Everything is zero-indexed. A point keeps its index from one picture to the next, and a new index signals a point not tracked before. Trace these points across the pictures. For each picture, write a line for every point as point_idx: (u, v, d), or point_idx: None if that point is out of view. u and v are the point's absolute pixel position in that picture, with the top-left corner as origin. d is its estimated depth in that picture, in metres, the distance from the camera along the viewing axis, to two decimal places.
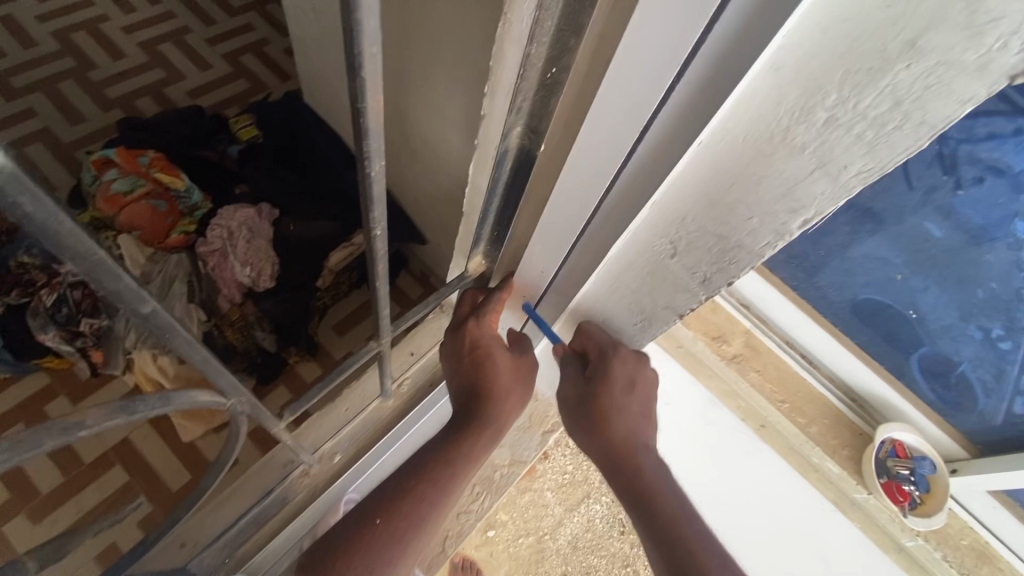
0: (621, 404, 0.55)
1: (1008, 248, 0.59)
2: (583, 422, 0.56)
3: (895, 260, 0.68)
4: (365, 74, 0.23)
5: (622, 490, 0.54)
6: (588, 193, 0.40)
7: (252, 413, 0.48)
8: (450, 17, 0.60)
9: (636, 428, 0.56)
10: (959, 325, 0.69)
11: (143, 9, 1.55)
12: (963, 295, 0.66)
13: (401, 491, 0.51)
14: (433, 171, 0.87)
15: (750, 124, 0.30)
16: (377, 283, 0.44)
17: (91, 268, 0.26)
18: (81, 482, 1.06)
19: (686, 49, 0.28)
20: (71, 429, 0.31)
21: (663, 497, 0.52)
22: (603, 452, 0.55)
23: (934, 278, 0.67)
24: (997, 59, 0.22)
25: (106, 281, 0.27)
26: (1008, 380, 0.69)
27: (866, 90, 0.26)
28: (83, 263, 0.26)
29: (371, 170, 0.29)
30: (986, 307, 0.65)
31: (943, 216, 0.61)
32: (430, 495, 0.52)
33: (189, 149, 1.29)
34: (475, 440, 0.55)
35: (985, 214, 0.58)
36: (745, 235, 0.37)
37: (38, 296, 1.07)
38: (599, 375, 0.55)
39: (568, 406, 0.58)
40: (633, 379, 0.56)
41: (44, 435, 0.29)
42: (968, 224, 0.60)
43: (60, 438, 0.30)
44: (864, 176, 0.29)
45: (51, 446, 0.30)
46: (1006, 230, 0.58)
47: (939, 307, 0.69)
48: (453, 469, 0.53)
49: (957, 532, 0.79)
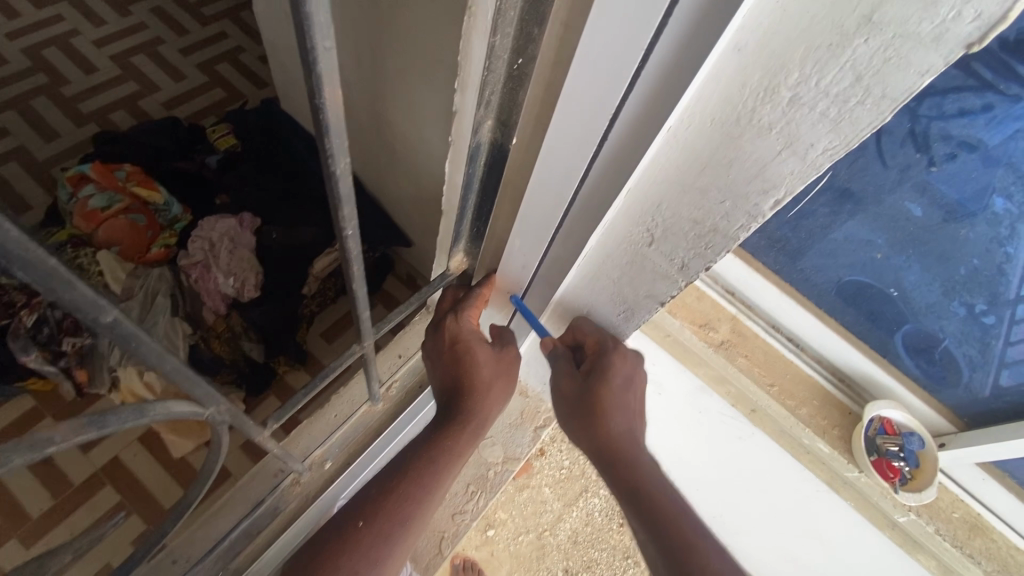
0: (617, 395, 0.55)
1: (986, 224, 0.60)
2: (580, 416, 0.56)
3: (876, 240, 0.68)
4: (322, 70, 0.23)
5: (616, 483, 0.53)
6: (563, 184, 0.40)
7: (234, 421, 0.47)
8: (420, 15, 0.59)
9: (630, 420, 0.56)
10: (944, 302, 0.70)
11: (113, 21, 1.53)
12: (947, 273, 0.67)
13: (386, 490, 0.51)
14: (413, 172, 0.87)
15: (717, 107, 0.30)
16: (355, 285, 0.44)
17: (46, 280, 0.25)
18: (71, 504, 1.05)
19: (649, 34, 0.28)
20: (41, 445, 0.30)
21: (656, 489, 0.51)
22: (597, 444, 0.55)
23: (914, 256, 0.67)
24: (952, 28, 0.22)
25: (65, 291, 0.27)
26: (993, 353, 0.70)
27: (828, 67, 0.26)
28: (36, 273, 0.25)
29: (337, 168, 0.29)
30: (968, 282, 0.66)
31: (921, 193, 0.61)
32: (416, 492, 0.51)
33: (169, 162, 1.28)
34: (459, 434, 0.55)
35: (960, 188, 0.59)
36: (719, 219, 0.37)
37: (17, 318, 1.05)
38: (598, 368, 0.55)
39: (563, 400, 0.57)
40: (629, 371, 0.56)
41: (13, 453, 0.29)
42: (946, 201, 0.61)
43: (30, 454, 0.29)
44: (831, 153, 0.29)
45: (20, 462, 0.29)
46: (982, 203, 0.59)
47: (923, 285, 0.69)
48: (437, 465, 0.53)
49: (949, 505, 0.80)
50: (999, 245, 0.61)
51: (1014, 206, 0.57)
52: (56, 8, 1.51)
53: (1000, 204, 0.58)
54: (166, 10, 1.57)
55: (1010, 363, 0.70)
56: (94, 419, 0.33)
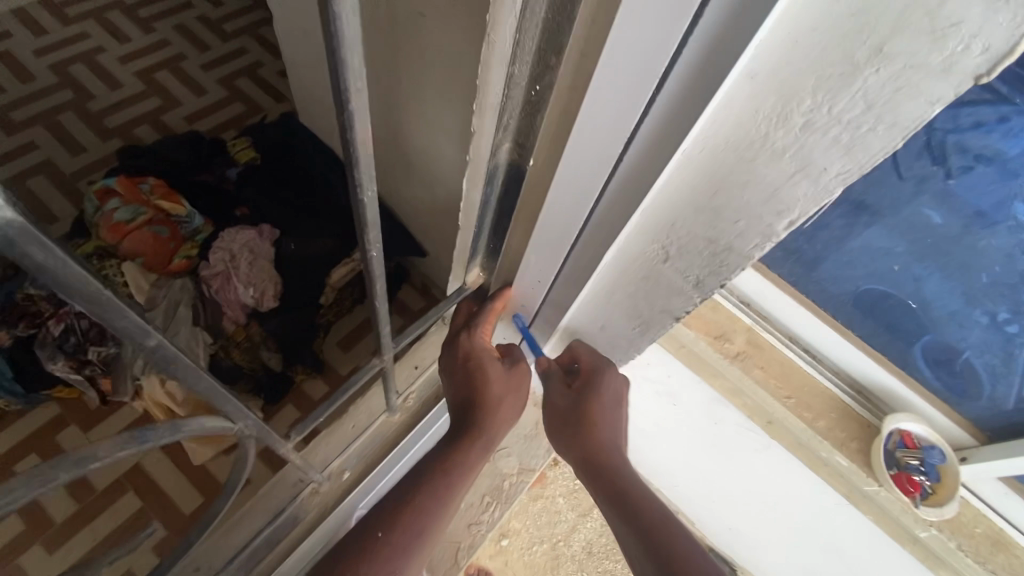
0: (607, 409, 0.58)
1: (1009, 232, 0.58)
2: (570, 427, 0.58)
3: (896, 249, 0.68)
4: (354, 111, 0.24)
5: (602, 488, 0.54)
6: (578, 204, 0.41)
7: (260, 436, 0.49)
8: (437, 34, 0.61)
9: (616, 434, 0.58)
10: (964, 311, 0.68)
11: (138, 38, 1.58)
12: (968, 282, 0.65)
13: (402, 504, 0.51)
14: (428, 184, 0.89)
15: (731, 133, 0.31)
16: (377, 302, 0.45)
17: (99, 309, 0.27)
18: (95, 510, 1.07)
19: (664, 63, 0.29)
20: (83, 461, 0.32)
21: (641, 496, 0.52)
22: (582, 456, 0.56)
23: (933, 266, 0.67)
24: (962, 60, 0.23)
25: (114, 319, 0.28)
26: (1016, 363, 0.69)
27: (839, 95, 0.26)
28: (91, 304, 0.27)
29: (364, 197, 0.30)
30: (990, 291, 0.65)
31: (940, 202, 0.61)
32: (430, 504, 0.52)
33: (190, 175, 1.31)
34: (470, 448, 0.55)
35: (979, 198, 0.58)
36: (733, 239, 0.37)
37: (46, 327, 1.11)
38: (588, 386, 0.58)
39: (553, 415, 0.60)
40: (618, 389, 0.59)
41: (60, 470, 0.30)
42: (966, 210, 0.60)
43: (75, 470, 0.31)
44: (844, 178, 0.30)
45: (66, 477, 0.31)
46: (1005, 213, 0.57)
47: (942, 292, 0.69)
48: (449, 479, 0.54)
49: (971, 521, 0.77)
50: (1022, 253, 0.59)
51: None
52: (84, 27, 1.57)
53: (1022, 209, 0.56)
54: (189, 27, 1.62)
55: None
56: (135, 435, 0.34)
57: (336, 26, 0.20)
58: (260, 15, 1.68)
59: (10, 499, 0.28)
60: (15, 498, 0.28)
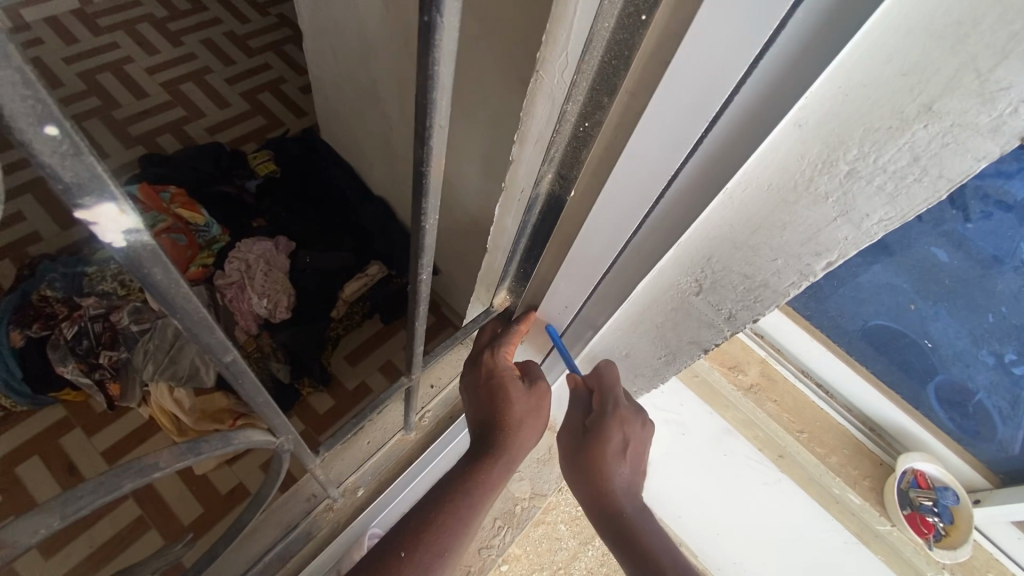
0: (614, 455, 0.54)
1: (1017, 275, 0.61)
2: (578, 467, 0.55)
3: (902, 286, 0.70)
4: (432, 144, 0.26)
5: (610, 532, 0.52)
6: (616, 234, 0.42)
7: (295, 450, 0.48)
8: (468, 62, 0.63)
9: (628, 478, 0.54)
10: (971, 351, 0.70)
11: (166, 51, 1.62)
12: (975, 321, 0.67)
13: (424, 522, 0.51)
14: (448, 204, 0.90)
15: (775, 175, 0.32)
16: (416, 322, 0.45)
17: (192, 325, 0.27)
18: (95, 516, 1.06)
19: (716, 106, 0.30)
20: (147, 470, 0.32)
21: (650, 545, 0.50)
22: (590, 495, 0.54)
23: (944, 304, 0.69)
24: (1010, 122, 0.24)
25: (203, 335, 0.28)
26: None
27: (886, 146, 0.28)
28: (187, 320, 0.27)
29: (427, 224, 0.31)
30: (997, 333, 0.66)
31: (954, 245, 0.62)
32: (453, 524, 0.52)
33: (211, 186, 1.33)
34: (491, 469, 0.55)
35: (996, 244, 0.60)
36: (769, 275, 0.38)
37: (59, 329, 1.12)
38: (596, 425, 0.55)
39: (564, 450, 0.58)
40: (626, 437, 0.54)
41: (123, 478, 0.31)
42: (980, 254, 0.62)
43: (138, 481, 0.31)
44: (886, 223, 0.31)
45: (130, 486, 0.31)
46: (1015, 258, 0.59)
47: (951, 334, 0.70)
48: (471, 497, 0.53)
49: (983, 565, 0.76)
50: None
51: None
52: (114, 38, 1.62)
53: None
54: (215, 42, 1.67)
55: None
56: (191, 445, 0.35)
57: (433, 69, 0.22)
58: (285, 33, 1.74)
59: (80, 505, 0.28)
60: (84, 503, 0.29)
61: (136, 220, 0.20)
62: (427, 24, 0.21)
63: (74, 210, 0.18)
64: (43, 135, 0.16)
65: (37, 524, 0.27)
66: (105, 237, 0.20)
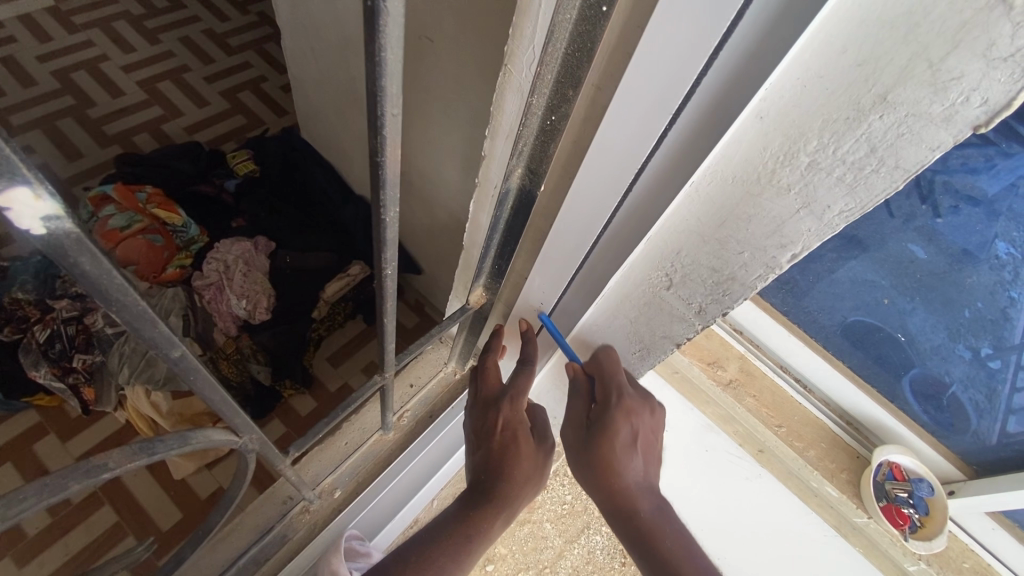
0: (625, 451, 0.52)
1: (990, 270, 0.61)
2: (586, 468, 0.53)
3: (881, 282, 0.70)
4: (387, 134, 0.25)
5: (625, 530, 0.52)
6: (586, 228, 0.42)
7: (261, 450, 0.47)
8: (446, 59, 0.63)
9: (640, 469, 0.53)
10: (948, 345, 0.70)
11: (143, 49, 1.59)
12: (951, 315, 0.68)
13: (424, 555, 0.53)
14: (428, 203, 0.89)
15: (738, 168, 0.32)
16: (385, 319, 0.45)
17: (134, 319, 0.26)
18: (69, 523, 1.04)
19: (677, 99, 0.30)
20: (96, 471, 0.31)
21: (667, 543, 0.51)
22: (603, 495, 0.53)
23: (919, 299, 0.69)
24: (961, 111, 0.24)
25: (144, 330, 0.27)
26: (999, 399, 0.71)
27: (844, 138, 0.28)
28: (126, 314, 0.25)
29: (386, 216, 0.31)
30: (973, 326, 0.67)
31: (925, 239, 0.63)
32: (446, 565, 0.53)
33: (189, 186, 1.31)
34: (490, 522, 0.54)
35: (965, 238, 0.60)
36: (736, 269, 0.39)
37: (31, 333, 1.09)
38: (602, 420, 0.52)
39: (569, 445, 0.56)
40: (634, 428, 0.52)
41: (72, 478, 0.30)
42: (951, 247, 0.62)
43: (87, 481, 0.30)
44: (846, 215, 0.31)
45: (79, 487, 0.30)
46: (988, 252, 0.60)
47: (927, 328, 0.70)
48: (471, 544, 0.53)
49: (959, 555, 0.78)
50: (1003, 289, 0.61)
51: (1018, 249, 0.57)
52: (89, 35, 1.59)
53: (1004, 249, 0.58)
54: (194, 40, 1.65)
55: (1016, 408, 0.70)
56: (144, 445, 0.34)
57: (380, 56, 0.22)
58: (266, 31, 1.71)
59: (22, 507, 0.27)
60: (26, 506, 0.28)
61: (54, 206, 0.19)
62: (370, 8, 0.20)
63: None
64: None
65: None
66: (20, 224, 0.19)
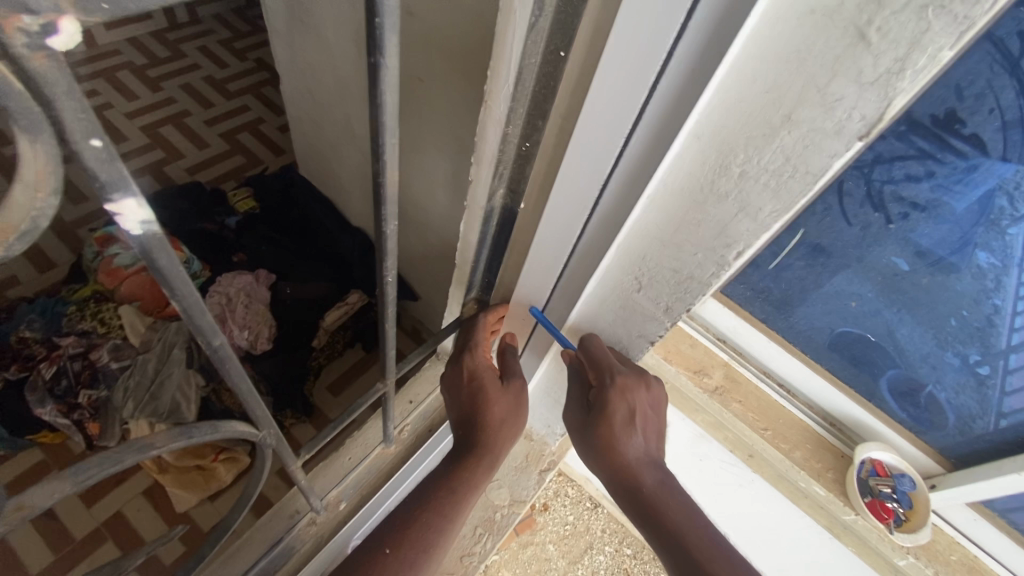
0: (621, 425, 0.56)
1: (974, 278, 0.58)
2: (589, 444, 0.58)
3: (865, 293, 0.67)
4: (387, 158, 0.31)
5: (632, 505, 0.54)
6: (563, 241, 0.48)
7: (277, 447, 0.51)
8: (434, 99, 0.70)
9: (639, 443, 0.57)
10: (937, 353, 0.67)
11: (146, 96, 1.68)
12: (937, 324, 0.64)
13: (410, 521, 0.54)
14: (422, 230, 0.95)
15: (685, 179, 0.38)
16: (386, 324, 0.49)
17: (188, 307, 0.30)
18: (73, 560, 1.06)
19: (628, 123, 0.36)
20: (144, 449, 0.36)
21: (673, 514, 0.52)
22: (609, 471, 0.56)
23: (906, 311, 0.65)
24: (847, 124, 0.30)
25: (196, 316, 0.31)
26: (991, 403, 0.68)
27: (763, 151, 0.33)
28: (184, 302, 0.30)
29: (388, 228, 0.36)
30: (961, 334, 0.64)
31: (903, 247, 0.59)
32: (435, 522, 0.55)
33: (190, 223, 1.36)
34: (475, 470, 0.58)
35: (943, 239, 0.56)
36: (693, 268, 0.44)
37: (37, 370, 1.12)
38: (598, 399, 0.56)
39: (573, 427, 0.61)
40: (631, 405, 0.55)
41: (127, 451, 0.34)
42: (928, 252, 0.58)
43: (138, 456, 0.35)
44: (776, 215, 0.36)
45: (131, 462, 0.34)
46: (969, 262, 0.57)
47: (915, 337, 0.67)
48: (457, 494, 0.57)
49: (946, 548, 0.79)
50: (987, 297, 0.59)
51: (997, 260, 0.55)
52: (94, 85, 1.67)
53: (984, 258, 0.56)
54: (196, 87, 1.74)
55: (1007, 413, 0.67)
56: (183, 429, 0.38)
57: (380, 97, 0.27)
58: (264, 76, 1.81)
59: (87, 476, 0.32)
60: (91, 474, 0.32)
61: (151, 214, 0.24)
62: (373, 63, 0.26)
63: (104, 202, 0.22)
64: (90, 146, 0.20)
65: (53, 488, 0.31)
66: (123, 226, 0.23)
